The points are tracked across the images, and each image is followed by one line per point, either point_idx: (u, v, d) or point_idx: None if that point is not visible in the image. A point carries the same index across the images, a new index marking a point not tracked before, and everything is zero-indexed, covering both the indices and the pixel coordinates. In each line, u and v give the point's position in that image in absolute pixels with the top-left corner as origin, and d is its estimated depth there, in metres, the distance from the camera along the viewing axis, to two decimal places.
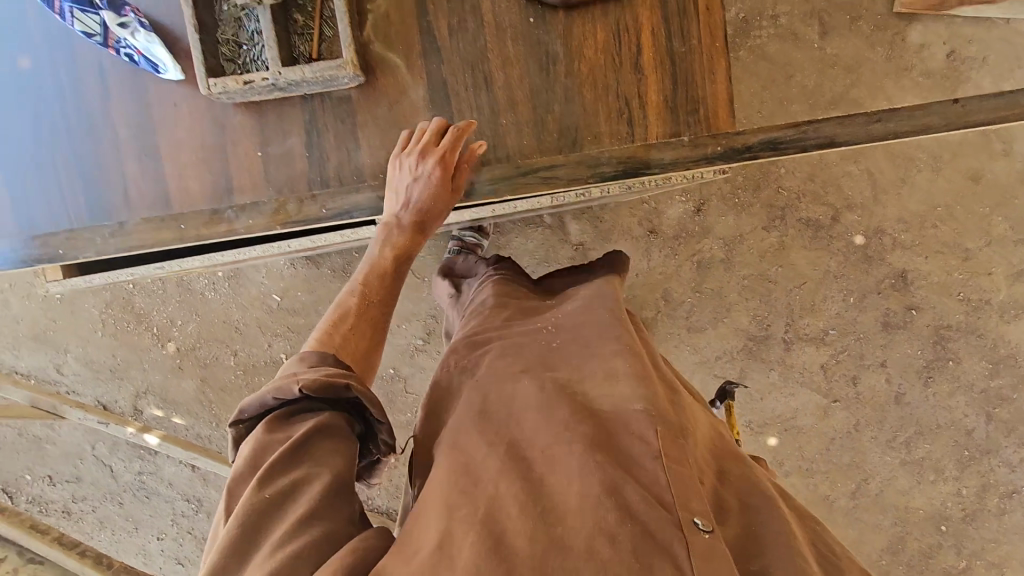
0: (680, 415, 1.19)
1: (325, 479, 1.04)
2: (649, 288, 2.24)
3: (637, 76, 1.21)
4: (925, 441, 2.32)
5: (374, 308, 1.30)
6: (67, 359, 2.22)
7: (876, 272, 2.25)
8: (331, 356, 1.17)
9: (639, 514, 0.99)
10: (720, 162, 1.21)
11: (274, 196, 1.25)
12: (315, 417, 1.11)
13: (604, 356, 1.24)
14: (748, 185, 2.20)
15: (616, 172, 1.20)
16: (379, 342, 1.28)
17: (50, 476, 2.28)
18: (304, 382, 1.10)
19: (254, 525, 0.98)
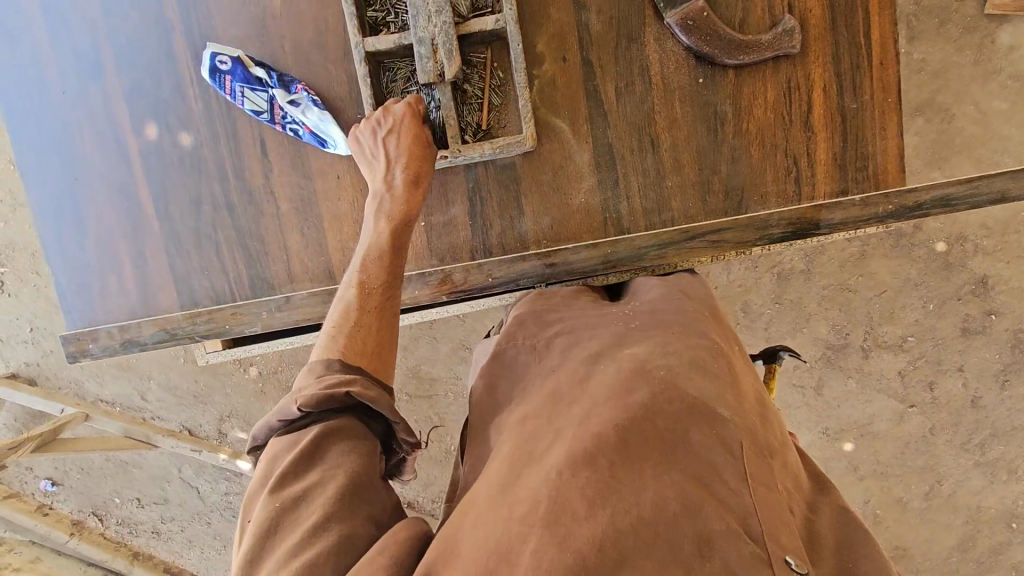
0: (766, 433, 1.04)
1: (340, 477, 0.95)
2: (727, 300, 2.24)
3: (806, 133, 1.26)
4: (999, 442, 2.34)
5: (382, 297, 1.18)
6: (151, 385, 2.24)
7: (957, 278, 2.24)
8: (335, 363, 1.06)
9: (719, 545, 0.84)
10: (891, 220, 1.26)
11: (438, 265, 1.31)
12: (320, 422, 1.00)
13: (683, 342, 1.08)
14: None
15: (785, 234, 1.26)
16: (388, 334, 1.15)
17: (138, 498, 2.31)
18: (303, 399, 1.01)
19: (268, 534, 0.92)
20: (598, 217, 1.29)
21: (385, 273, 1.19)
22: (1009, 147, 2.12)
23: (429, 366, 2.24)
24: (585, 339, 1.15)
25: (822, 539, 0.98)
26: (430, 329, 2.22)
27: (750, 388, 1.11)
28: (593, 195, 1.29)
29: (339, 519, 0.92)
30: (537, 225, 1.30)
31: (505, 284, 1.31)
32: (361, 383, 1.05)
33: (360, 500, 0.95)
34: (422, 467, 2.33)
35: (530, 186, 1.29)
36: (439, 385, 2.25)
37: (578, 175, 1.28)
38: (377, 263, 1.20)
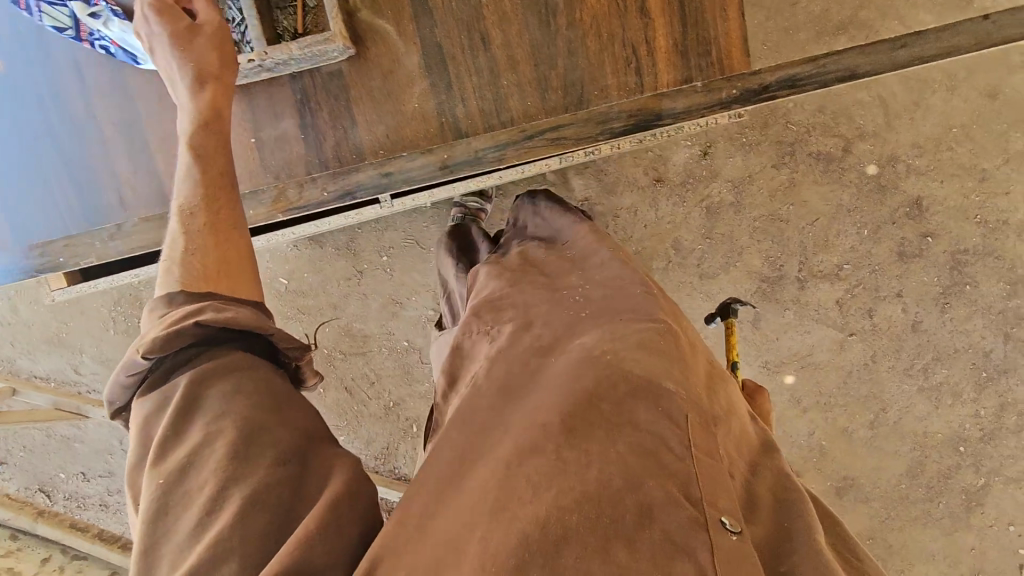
0: (710, 401, 1.03)
1: (225, 434, 0.90)
2: (657, 238, 2.21)
3: (643, 21, 1.23)
4: (942, 366, 2.32)
5: (209, 214, 1.13)
6: (84, 359, 2.22)
7: (891, 201, 2.20)
8: (178, 295, 1.01)
9: (660, 514, 0.83)
10: (737, 104, 1.22)
11: (273, 182, 1.30)
12: (185, 372, 0.95)
13: (635, 324, 1.04)
14: (755, 123, 2.14)
15: (628, 126, 1.23)
16: (232, 251, 1.10)
17: (83, 473, 2.32)
18: (145, 346, 0.95)
19: (160, 511, 0.87)
20: (434, 121, 1.27)
21: (201, 191, 1.14)
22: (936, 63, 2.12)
23: (361, 323, 2.23)
24: (542, 332, 1.09)
25: (758, 505, 0.98)
26: (358, 286, 2.20)
27: (698, 359, 1.09)
28: (426, 99, 1.27)
29: (234, 480, 0.86)
30: (373, 134, 1.28)
31: (343, 196, 1.28)
32: (216, 306, 1.00)
33: (260, 447, 0.90)
34: (364, 425, 2.32)
35: (360, 93, 1.28)
36: (372, 341, 2.24)
37: (409, 79, 1.26)
38: (187, 182, 1.15)
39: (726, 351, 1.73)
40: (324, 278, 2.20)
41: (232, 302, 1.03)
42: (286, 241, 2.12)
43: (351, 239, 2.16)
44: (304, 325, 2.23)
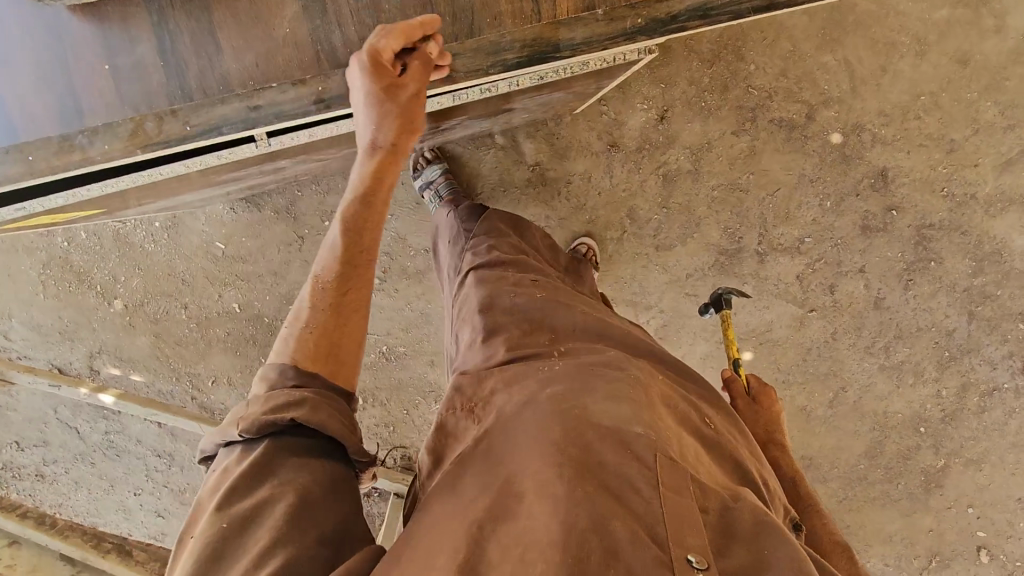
0: (680, 440, 0.90)
1: (292, 495, 0.82)
2: (612, 207, 2.13)
3: None
4: (904, 345, 2.26)
5: (340, 290, 1.04)
6: (13, 325, 2.16)
7: (855, 172, 2.11)
8: (290, 370, 0.94)
9: (627, 555, 0.71)
10: (641, 36, 1.15)
11: (130, 115, 1.14)
12: (270, 440, 0.87)
13: (601, 375, 0.98)
14: (715, 86, 2.05)
15: (520, 58, 1.15)
16: (349, 335, 1.02)
17: (17, 442, 2.28)
18: (245, 422, 0.88)
19: (211, 559, 0.78)
20: (309, 49, 1.15)
21: (341, 266, 1.06)
22: (907, 25, 2.02)
23: None
24: (511, 386, 0.99)
25: (737, 535, 0.78)
26: (300, 252, 2.09)
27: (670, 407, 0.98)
28: (299, 23, 1.14)
29: (287, 539, 0.78)
30: (241, 63, 1.15)
31: (206, 132, 1.13)
32: (313, 403, 0.90)
33: (316, 515, 0.83)
34: None
35: (224, 17, 1.13)
36: None
37: (278, 3, 1.13)
38: (329, 252, 1.07)
39: (728, 348, 1.62)
40: (261, 243, 2.09)
41: (327, 393, 0.94)
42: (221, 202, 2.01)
43: (290, 202, 2.05)
44: (241, 292, 2.12)
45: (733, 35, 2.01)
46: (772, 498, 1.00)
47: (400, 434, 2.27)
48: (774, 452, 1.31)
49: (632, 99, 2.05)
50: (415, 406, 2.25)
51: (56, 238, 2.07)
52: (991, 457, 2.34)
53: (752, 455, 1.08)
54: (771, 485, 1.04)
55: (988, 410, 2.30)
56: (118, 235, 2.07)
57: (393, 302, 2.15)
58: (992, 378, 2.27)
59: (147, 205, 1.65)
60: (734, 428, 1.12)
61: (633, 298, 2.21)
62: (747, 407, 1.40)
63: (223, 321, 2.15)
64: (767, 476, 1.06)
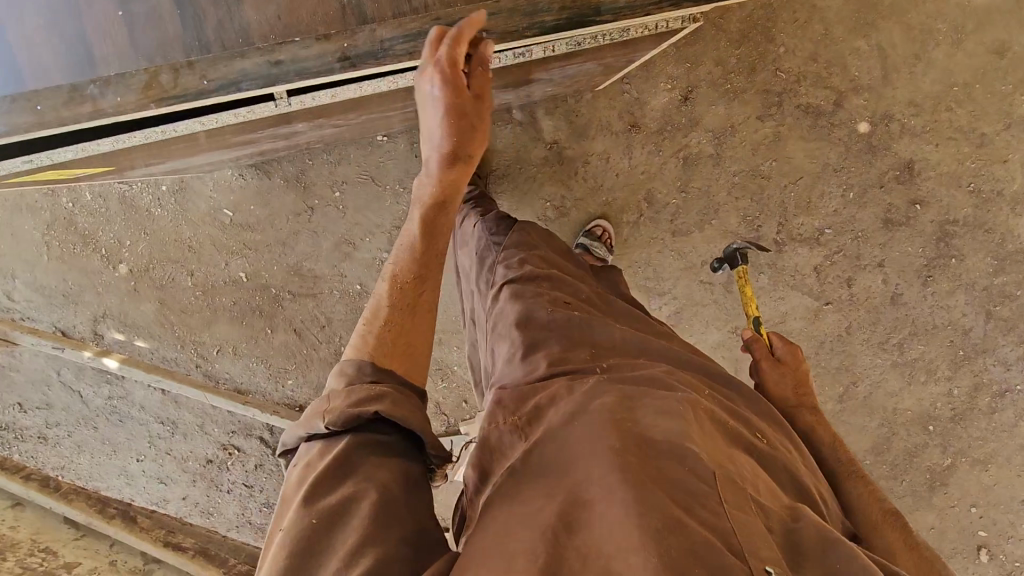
0: (734, 457, 0.89)
1: (375, 495, 0.79)
2: (631, 190, 2.08)
3: None
4: (918, 342, 2.22)
5: (418, 291, 1.03)
6: (16, 285, 2.13)
7: (880, 163, 2.05)
8: (368, 365, 0.91)
9: (706, 556, 0.71)
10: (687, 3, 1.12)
11: (144, 65, 1.09)
12: (352, 434, 0.84)
13: (647, 387, 0.97)
14: (742, 68, 1.98)
15: (559, 20, 1.08)
16: (425, 338, 0.99)
17: (20, 403, 2.26)
18: (330, 416, 0.84)
19: (307, 554, 0.75)
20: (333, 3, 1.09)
21: (419, 267, 1.05)
22: (945, 11, 1.93)
23: (311, 263, 2.09)
24: (559, 399, 0.96)
25: (807, 553, 0.78)
26: (309, 222, 2.05)
27: (719, 421, 0.97)
28: None
29: (372, 540, 0.75)
30: (261, 14, 1.09)
31: (225, 88, 1.08)
32: (393, 399, 0.87)
33: (398, 517, 0.79)
34: (314, 370, 2.18)
35: None
36: (324, 283, 2.11)
37: None
38: (403, 253, 1.07)
39: (749, 304, 1.63)
40: (271, 212, 2.05)
41: (405, 390, 0.90)
42: (229, 168, 1.97)
43: (301, 170, 2.00)
44: (250, 261, 2.09)
45: (763, 14, 1.93)
46: (828, 512, 1.01)
47: None
48: (807, 415, 1.29)
49: (655, 79, 1.99)
50: None
51: (61, 198, 2.03)
52: (998, 458, 2.32)
53: (799, 453, 1.10)
54: (826, 496, 1.05)
55: (999, 411, 2.27)
56: (125, 198, 2.03)
57: None
58: (1005, 379, 2.24)
59: (154, 166, 1.62)
60: (790, 440, 1.11)
61: (647, 284, 2.18)
62: (774, 369, 1.38)
63: (229, 290, 2.12)
64: (822, 491, 1.05)
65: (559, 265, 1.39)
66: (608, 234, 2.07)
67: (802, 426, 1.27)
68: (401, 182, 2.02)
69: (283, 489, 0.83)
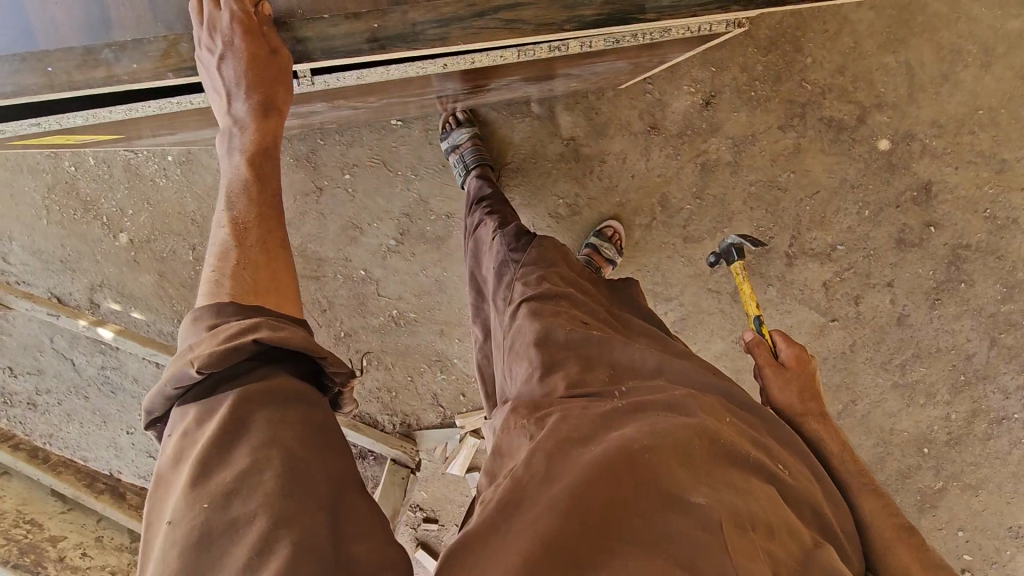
0: (745, 496, 0.92)
1: (277, 463, 0.74)
2: (644, 192, 2.05)
3: None
4: (920, 364, 2.22)
5: (262, 229, 1.04)
6: (13, 248, 2.08)
7: (899, 182, 2.03)
8: (230, 308, 0.89)
9: None
10: (738, 6, 1.05)
11: (163, 33, 1.04)
12: (232, 387, 0.80)
13: (665, 419, 1.00)
14: (767, 77, 1.95)
15: (599, 16, 1.02)
16: (286, 270, 1.03)
17: (10, 367, 2.22)
18: (201, 360, 0.80)
19: (203, 538, 0.70)
20: None
21: (254, 205, 1.05)
22: (976, 32, 1.90)
23: (316, 244, 2.08)
24: (572, 414, 1.01)
25: None
26: (316, 204, 2.04)
27: (738, 456, 0.99)
28: None
29: (286, 518, 0.70)
30: None
31: None
32: (268, 325, 0.87)
33: (310, 485, 0.75)
34: None
35: None
36: (327, 266, 2.10)
37: None
38: (239, 196, 1.06)
39: (749, 304, 1.55)
40: None
41: (283, 319, 0.92)
42: None
43: None
44: None
45: (793, 22, 1.89)
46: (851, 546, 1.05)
47: (402, 401, 2.26)
48: (813, 423, 1.26)
49: (678, 81, 1.96)
50: (420, 374, 2.21)
51: (64, 161, 1.98)
52: (990, 484, 2.32)
53: (818, 484, 1.11)
54: (847, 531, 1.09)
55: (994, 438, 2.27)
56: (130, 166, 1.98)
57: (407, 266, 2.09)
58: (1003, 407, 2.24)
59: (163, 136, 1.57)
60: (808, 468, 1.12)
61: (654, 288, 2.16)
62: (775, 372, 1.33)
63: None
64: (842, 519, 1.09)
65: (582, 286, 1.40)
66: (619, 232, 2.04)
67: (811, 435, 1.24)
68: (412, 169, 1.99)
69: (161, 469, 0.78)
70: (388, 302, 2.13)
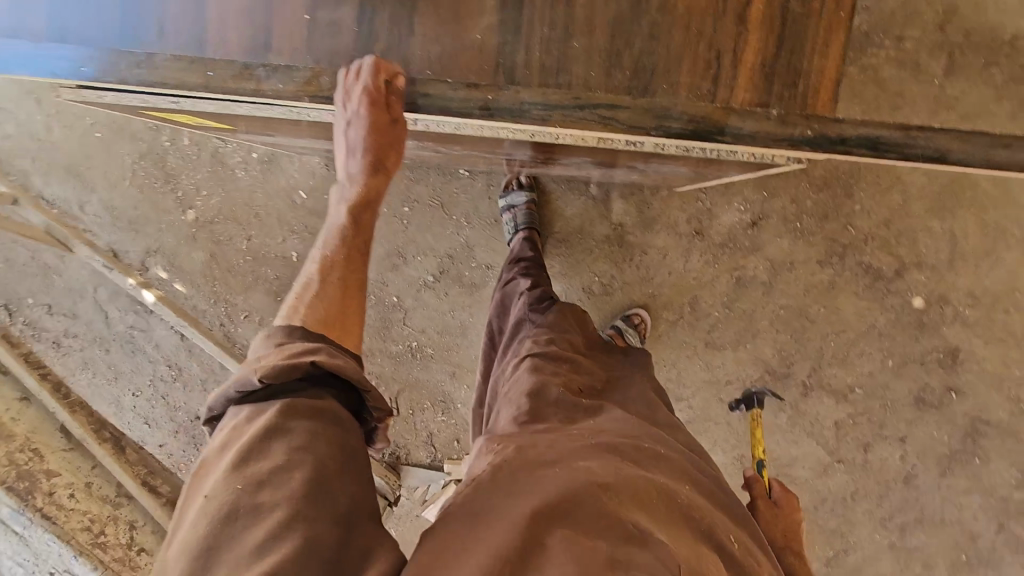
0: (701, 559, 0.89)
1: (308, 467, 0.80)
2: (678, 290, 2.12)
3: (739, 28, 0.95)
4: (921, 531, 2.14)
5: (345, 270, 1.14)
6: (92, 199, 2.23)
7: (927, 342, 2.06)
8: (299, 331, 0.97)
9: None
10: (808, 150, 0.99)
11: None
12: (284, 396, 0.87)
13: (633, 468, 1.01)
14: (815, 212, 2.05)
15: (684, 131, 0.97)
16: (356, 308, 1.09)
17: (49, 306, 2.27)
18: (265, 369, 0.87)
19: (228, 519, 0.76)
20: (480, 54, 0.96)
21: (344, 249, 1.15)
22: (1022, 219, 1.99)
23: None
24: (545, 446, 1.04)
25: None
26: None
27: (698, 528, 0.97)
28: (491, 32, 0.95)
29: (305, 516, 0.76)
30: None
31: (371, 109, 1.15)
32: (328, 352, 0.94)
33: (331, 492, 0.81)
34: None
35: None
36: None
37: None
38: (332, 239, 1.17)
39: (756, 447, 1.54)
40: None
41: (340, 349, 0.99)
42: (319, 156, 2.10)
43: None
44: (305, 244, 2.19)
45: (848, 169, 2.02)
46: None
47: (396, 431, 2.26)
48: (793, 558, 1.26)
49: (731, 197, 2.07)
50: (422, 410, 2.24)
51: (162, 136, 2.18)
52: None
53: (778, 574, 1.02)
54: None
55: None
56: (217, 153, 2.17)
57: (440, 304, 2.17)
58: None
59: (258, 135, 1.74)
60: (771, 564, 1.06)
61: (666, 384, 2.18)
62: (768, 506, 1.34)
63: (275, 264, 2.20)
64: None
65: (588, 354, 1.46)
66: (645, 321, 2.09)
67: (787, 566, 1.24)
68: (467, 216, 2.12)
69: (206, 454, 0.85)
70: (412, 333, 2.20)
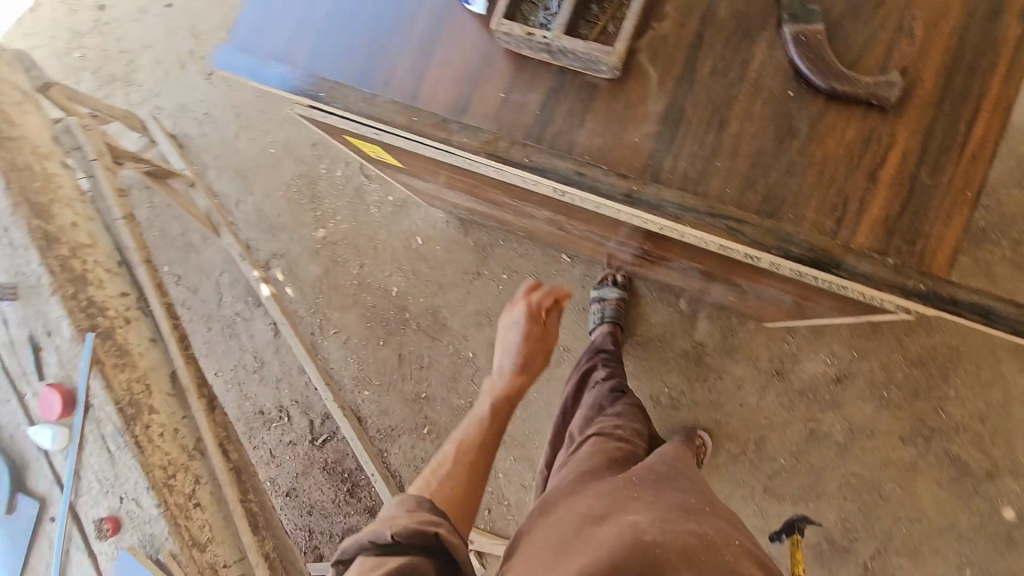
0: None
1: None
2: (746, 425, 2.09)
3: (869, 185, 1.06)
4: None
5: (467, 463, 1.38)
6: (247, 200, 2.58)
7: (1015, 561, 1.89)
8: (426, 504, 1.13)
9: None
10: (918, 301, 1.03)
11: None
12: (404, 553, 1.01)
13: (682, 523, 0.99)
14: (905, 387, 2.00)
15: (803, 256, 1.04)
16: (468, 499, 1.31)
17: (178, 277, 2.54)
18: (397, 528, 1.05)
19: None
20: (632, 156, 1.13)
21: (455, 466, 1.36)
22: None
23: (449, 313, 2.35)
24: (593, 508, 1.08)
25: None
26: (470, 284, 2.34)
27: None
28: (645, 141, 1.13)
29: None
30: None
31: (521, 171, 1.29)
32: (446, 530, 1.07)
33: None
34: (389, 395, 2.34)
35: None
36: (447, 334, 2.34)
37: None
38: (450, 453, 1.41)
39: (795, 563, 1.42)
40: (449, 258, 2.38)
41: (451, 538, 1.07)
42: (444, 212, 2.36)
43: (491, 243, 2.33)
44: (407, 283, 2.40)
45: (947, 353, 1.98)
46: None
47: None
48: None
49: (819, 348, 2.07)
50: None
51: (321, 164, 2.53)
52: None
53: None
54: None
55: None
56: (361, 188, 2.49)
57: None
58: None
59: (406, 181, 2.00)
60: None
61: None
62: None
63: (376, 293, 2.42)
64: None
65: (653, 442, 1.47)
66: (706, 445, 2.05)
67: None
68: None
69: None
70: (476, 391, 2.28)
